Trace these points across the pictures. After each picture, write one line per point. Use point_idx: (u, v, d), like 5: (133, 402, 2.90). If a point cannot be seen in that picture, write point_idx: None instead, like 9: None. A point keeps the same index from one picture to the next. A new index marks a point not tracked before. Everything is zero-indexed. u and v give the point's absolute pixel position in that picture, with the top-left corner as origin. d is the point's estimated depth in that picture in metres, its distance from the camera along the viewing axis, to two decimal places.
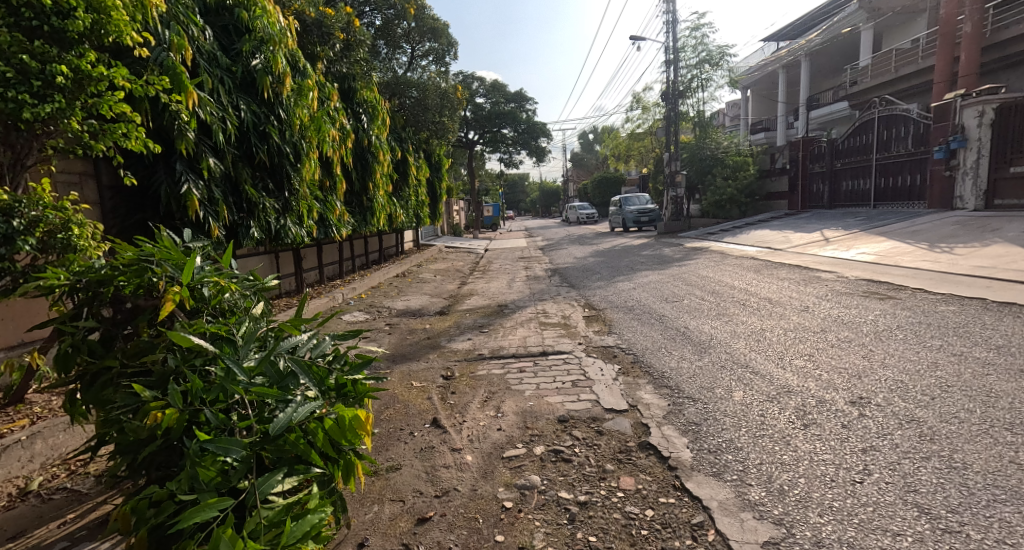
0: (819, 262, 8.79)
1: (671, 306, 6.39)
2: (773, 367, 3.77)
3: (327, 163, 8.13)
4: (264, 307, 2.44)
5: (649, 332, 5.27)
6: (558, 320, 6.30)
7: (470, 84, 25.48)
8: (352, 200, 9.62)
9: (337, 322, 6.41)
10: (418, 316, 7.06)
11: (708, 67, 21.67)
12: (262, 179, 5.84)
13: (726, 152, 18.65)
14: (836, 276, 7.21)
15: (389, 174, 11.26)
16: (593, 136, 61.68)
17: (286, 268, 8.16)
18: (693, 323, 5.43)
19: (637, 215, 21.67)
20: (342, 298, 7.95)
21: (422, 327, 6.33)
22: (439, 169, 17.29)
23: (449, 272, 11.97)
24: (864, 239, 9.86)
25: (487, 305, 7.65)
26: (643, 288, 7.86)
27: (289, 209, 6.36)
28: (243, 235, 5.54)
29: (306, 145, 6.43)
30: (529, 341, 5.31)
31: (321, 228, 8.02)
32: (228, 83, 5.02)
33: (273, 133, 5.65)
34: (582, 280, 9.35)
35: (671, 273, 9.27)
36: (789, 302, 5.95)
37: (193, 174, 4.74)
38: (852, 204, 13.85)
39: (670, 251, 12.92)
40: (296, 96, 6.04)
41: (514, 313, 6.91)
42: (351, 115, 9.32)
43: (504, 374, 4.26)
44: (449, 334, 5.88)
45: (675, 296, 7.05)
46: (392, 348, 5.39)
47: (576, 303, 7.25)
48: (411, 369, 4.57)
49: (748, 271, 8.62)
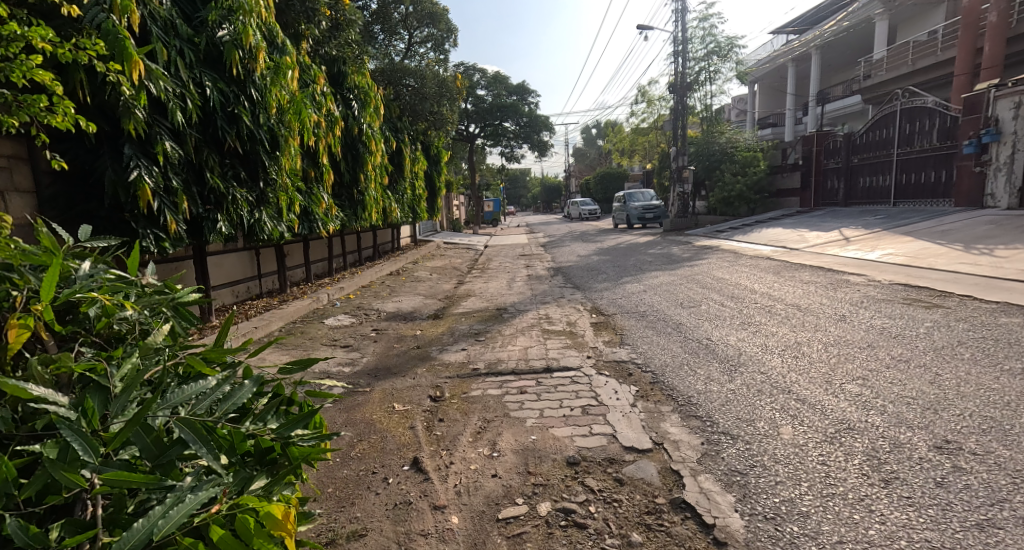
0: (843, 263, 8.17)
1: (688, 312, 5.78)
2: (822, 394, 3.16)
3: (313, 152, 7.52)
4: (176, 330, 1.89)
5: (667, 344, 4.67)
6: (563, 327, 5.69)
7: (471, 76, 24.85)
8: (342, 192, 9.00)
9: (319, 327, 5.83)
10: (409, 321, 6.44)
11: (716, 59, 21.00)
12: (233, 166, 5.24)
13: (735, 147, 18.02)
14: (867, 279, 6.59)
15: (383, 166, 10.63)
16: (597, 131, 61.04)
17: (268, 266, 7.65)
18: (716, 334, 4.82)
19: (641, 212, 21.06)
20: (329, 298, 7.38)
21: (413, 334, 5.72)
22: (438, 162, 16.70)
23: (447, 270, 11.38)
24: (888, 239, 9.26)
25: (485, 308, 7.03)
26: (654, 291, 7.26)
27: (265, 201, 5.75)
28: (211, 229, 4.93)
29: (284, 130, 5.83)
30: (531, 353, 4.70)
31: (306, 222, 7.40)
32: (190, 57, 4.42)
33: (244, 115, 5.05)
34: (587, 281, 8.73)
35: (682, 273, 8.66)
36: (821, 310, 5.34)
37: (146, 159, 4.13)
38: (870, 201, 13.22)
39: (678, 250, 12.30)
40: (272, 75, 5.44)
41: (515, 318, 6.30)
42: (340, 101, 8.71)
43: (500, 396, 3.65)
44: (442, 343, 5.27)
45: (691, 300, 6.44)
46: (376, 359, 4.79)
47: (582, 307, 6.64)
48: (394, 387, 3.97)
49: (766, 272, 8.00)
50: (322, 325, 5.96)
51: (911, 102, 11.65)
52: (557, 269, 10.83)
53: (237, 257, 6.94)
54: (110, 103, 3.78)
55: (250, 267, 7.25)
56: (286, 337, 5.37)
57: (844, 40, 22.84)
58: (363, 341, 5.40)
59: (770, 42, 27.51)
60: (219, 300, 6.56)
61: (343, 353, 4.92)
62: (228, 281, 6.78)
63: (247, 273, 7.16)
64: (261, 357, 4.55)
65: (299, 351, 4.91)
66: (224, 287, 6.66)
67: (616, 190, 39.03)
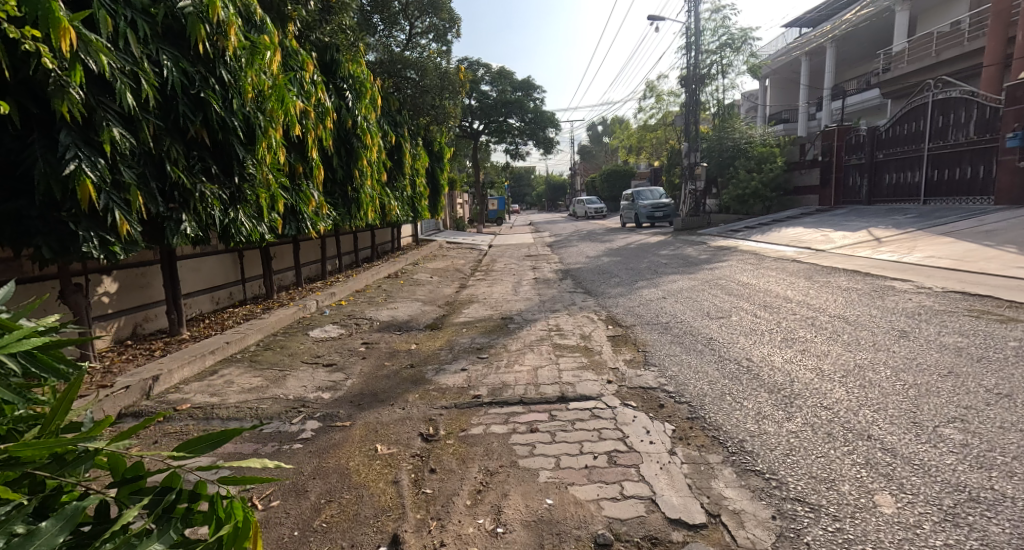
0: (880, 267, 7.49)
1: (718, 325, 5.12)
2: (916, 442, 2.50)
3: (301, 144, 6.88)
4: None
5: (700, 365, 4.01)
6: (576, 341, 5.03)
7: (475, 70, 24.15)
8: (335, 188, 8.34)
9: (303, 340, 5.19)
10: (404, 332, 5.80)
11: (729, 51, 20.28)
12: (201, 159, 4.57)
13: (749, 143, 17.31)
14: (915, 286, 5.89)
15: (381, 162, 9.99)
16: (603, 128, 60.29)
17: (252, 270, 7.07)
18: (756, 352, 4.16)
19: (651, 210, 20.31)
20: (318, 304, 6.76)
21: (407, 349, 5.07)
22: (441, 158, 16.02)
23: (448, 272, 10.72)
24: (925, 240, 8.54)
25: (488, 317, 6.37)
26: (675, 298, 6.58)
27: (241, 199, 5.06)
28: (174, 231, 4.26)
29: (264, 118, 5.17)
30: (542, 375, 4.05)
31: (293, 221, 6.74)
32: (145, 29, 3.78)
33: (213, 100, 4.39)
34: (599, 286, 8.08)
35: (702, 277, 7.97)
36: (873, 322, 4.68)
37: (90, 148, 3.49)
38: (896, 199, 12.52)
39: (694, 250, 11.62)
40: (247, 56, 4.79)
41: (521, 329, 5.63)
42: (332, 91, 8.07)
43: (506, 437, 3.01)
44: (439, 361, 4.61)
45: (718, 310, 5.76)
46: (363, 383, 4.14)
47: (597, 316, 5.99)
48: (380, 420, 3.33)
49: (797, 276, 7.33)
50: (307, 337, 5.34)
51: (944, 92, 10.95)
52: (565, 272, 10.15)
53: (217, 259, 6.38)
54: (38, 81, 3.14)
55: (233, 270, 6.70)
56: (264, 350, 4.76)
57: (861, 32, 22.02)
58: (351, 358, 4.77)
59: (783, 35, 26.67)
60: (197, 306, 5.99)
61: (326, 373, 4.29)
62: (207, 285, 6.20)
63: (229, 277, 6.60)
64: (230, 379, 3.93)
65: (277, 370, 4.29)
66: (203, 292, 6.10)
67: (623, 188, 38.24)
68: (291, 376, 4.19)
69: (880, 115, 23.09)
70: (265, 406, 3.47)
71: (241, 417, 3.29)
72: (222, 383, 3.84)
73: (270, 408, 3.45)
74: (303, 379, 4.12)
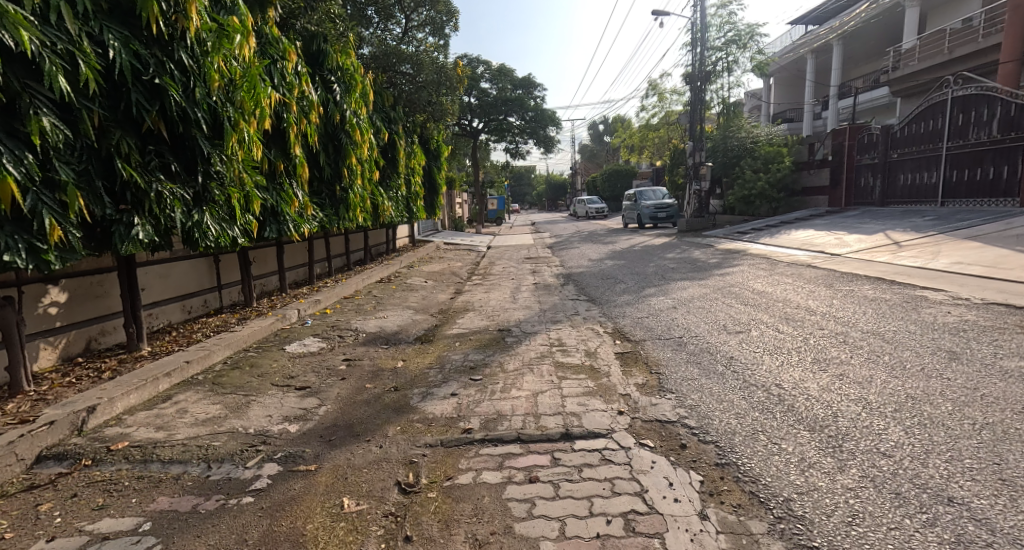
0: (904, 274, 7.01)
1: (739, 341, 4.61)
2: (1013, 512, 2.01)
3: (283, 138, 6.37)
4: None
5: (723, 391, 3.51)
6: (580, 360, 4.54)
7: (475, 67, 23.66)
8: (321, 187, 7.83)
9: (278, 357, 4.68)
10: (391, 347, 5.29)
11: (735, 48, 19.78)
12: (159, 154, 4.05)
13: (755, 142, 16.83)
14: (950, 297, 5.39)
15: (373, 160, 9.50)
16: (604, 128, 59.81)
17: (229, 276, 6.57)
18: (787, 375, 3.65)
19: (654, 210, 19.82)
20: (300, 313, 6.26)
21: (392, 367, 4.56)
22: (439, 157, 15.51)
23: (444, 276, 10.23)
24: (949, 245, 8.04)
25: (484, 328, 5.86)
26: (686, 309, 6.07)
27: (208, 200, 4.55)
28: (124, 237, 3.73)
29: (235, 109, 4.67)
30: (542, 404, 3.55)
31: (273, 222, 6.23)
32: (84, 4, 3.28)
33: (173, 88, 3.87)
34: (604, 293, 7.59)
35: (713, 284, 7.48)
36: (913, 339, 4.19)
37: (15, 140, 2.99)
38: (912, 200, 12.02)
39: (701, 254, 11.13)
40: (213, 39, 4.29)
41: (519, 344, 5.13)
42: (318, 83, 7.57)
43: (499, 489, 2.50)
44: (427, 383, 4.10)
45: (736, 323, 5.26)
46: (338, 411, 3.63)
47: (602, 330, 5.50)
48: (352, 463, 2.83)
49: (816, 284, 6.85)
50: (283, 353, 4.82)
51: (965, 89, 10.43)
52: (567, 276, 9.66)
53: (187, 266, 5.88)
54: None
55: (207, 276, 6.21)
56: (231, 369, 4.24)
57: (870, 28, 21.47)
58: (329, 379, 4.26)
59: (789, 32, 26.12)
60: (165, 316, 5.51)
61: (297, 398, 3.77)
62: (177, 293, 5.71)
63: (201, 284, 6.11)
64: (183, 408, 3.41)
65: (242, 394, 3.77)
66: (171, 301, 5.62)
67: (625, 188, 37.79)
68: (257, 401, 3.67)
69: (888, 114, 22.61)
70: (218, 444, 2.95)
71: (185, 458, 2.77)
72: (173, 414, 3.33)
73: (223, 446, 2.93)
74: (269, 407, 3.60)
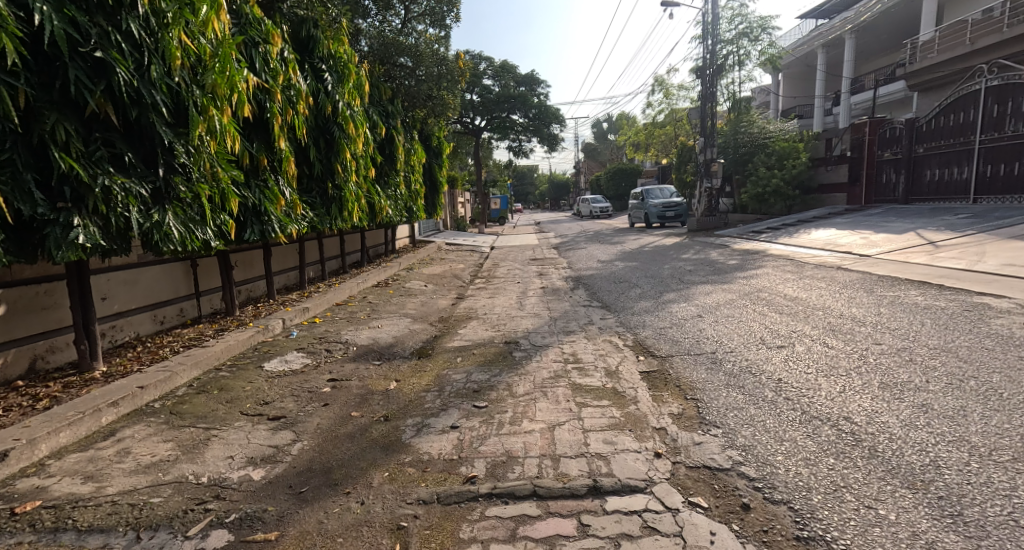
0: (949, 276, 6.40)
1: (783, 359, 4.00)
2: None
3: (265, 129, 5.78)
4: None
5: (779, 426, 2.90)
6: (601, 381, 3.94)
7: (477, 64, 23.10)
8: (312, 185, 7.24)
9: (253, 377, 4.07)
10: (384, 364, 4.71)
11: (746, 41, 19.17)
12: (108, 143, 3.46)
13: (769, 138, 16.20)
14: (1017, 304, 4.77)
15: (369, 156, 8.89)
16: (608, 126, 59.13)
17: (207, 282, 5.96)
18: (855, 404, 3.04)
19: (662, 210, 19.20)
20: (286, 323, 5.66)
21: (384, 390, 3.97)
22: (440, 154, 14.91)
23: (446, 279, 9.62)
24: (992, 245, 7.41)
25: (488, 340, 5.26)
26: (714, 319, 5.47)
27: (172, 198, 3.95)
28: (61, 241, 3.15)
29: (204, 93, 4.09)
30: (561, 442, 2.94)
31: (254, 223, 5.63)
32: None
33: (120, 64, 3.28)
34: (619, 299, 6.98)
35: (739, 289, 6.87)
36: (993, 356, 3.58)
37: None
38: (940, 197, 11.41)
39: (718, 255, 10.51)
40: (173, 9, 3.69)
41: (529, 361, 4.52)
42: (307, 71, 6.97)
43: None
44: (424, 411, 3.50)
45: (775, 335, 4.66)
46: (316, 448, 3.02)
47: (622, 343, 4.90)
48: (325, 529, 2.25)
49: (854, 288, 6.24)
50: (260, 372, 4.22)
51: (1001, 78, 9.87)
52: (577, 279, 9.06)
53: (157, 271, 5.27)
54: None
55: (182, 282, 5.60)
56: (195, 394, 3.63)
57: (885, 20, 20.76)
58: (309, 405, 3.66)
59: (799, 26, 25.42)
60: (132, 328, 4.93)
61: (268, 430, 3.16)
62: (146, 302, 5.13)
63: (175, 291, 5.50)
64: (124, 448, 2.80)
65: (201, 426, 3.15)
66: (138, 311, 5.01)
67: (630, 187, 37.17)
68: (218, 436, 3.05)
69: (904, 109, 21.93)
70: (157, 503, 2.36)
71: (109, 526, 2.21)
72: (110, 457, 2.72)
73: (162, 505, 2.35)
74: (233, 443, 2.98)
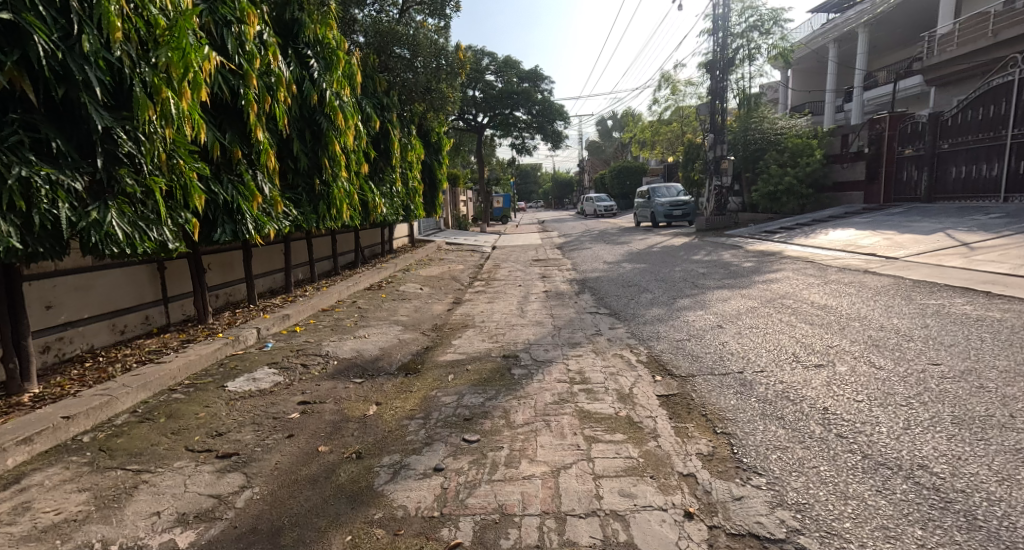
0: (993, 282, 5.84)
1: (825, 382, 3.43)
2: None
3: (239, 118, 5.24)
4: None
5: (838, 476, 2.34)
6: (614, 408, 3.38)
7: (479, 59, 22.58)
8: (296, 181, 6.69)
9: (210, 401, 3.52)
10: (365, 382, 4.16)
11: (756, 35, 18.57)
12: (28, 127, 2.95)
13: (781, 134, 15.58)
14: None
15: (361, 150, 8.34)
16: (614, 124, 58.50)
17: (178, 286, 5.43)
18: (929, 447, 2.48)
19: (669, 209, 18.61)
20: (261, 332, 5.11)
21: (361, 417, 3.43)
22: (440, 151, 14.33)
23: (443, 282, 9.06)
24: None
25: (485, 354, 4.70)
26: (737, 330, 4.89)
27: (115, 193, 3.41)
28: None
29: (155, 72, 3.55)
30: (567, 495, 2.40)
31: (227, 222, 5.08)
32: None
33: (38, 31, 2.79)
34: (629, 305, 6.43)
35: (760, 295, 6.30)
36: None
37: None
38: (968, 195, 11.09)
39: (731, 256, 9.94)
40: None
41: (530, 380, 3.95)
42: (290, 57, 6.44)
43: None
44: (403, 447, 2.96)
45: (810, 351, 4.09)
46: (267, 498, 2.47)
47: (635, 358, 4.35)
48: None
49: (889, 295, 5.66)
50: (221, 394, 3.67)
51: None
52: (582, 282, 8.50)
53: (116, 274, 4.73)
54: None
55: (146, 286, 5.06)
56: (136, 424, 3.08)
57: (901, 13, 20.09)
58: (270, 436, 3.10)
59: (811, 20, 24.75)
60: (84, 340, 4.39)
61: (213, 472, 2.60)
62: (102, 310, 4.59)
63: (138, 297, 4.96)
64: (22, 503, 2.31)
65: (132, 466, 2.61)
66: (91, 320, 4.47)
67: (635, 185, 36.57)
68: (149, 482, 2.51)
69: (920, 104, 21.25)
70: None
71: None
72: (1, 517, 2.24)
73: None
74: (165, 493, 2.44)
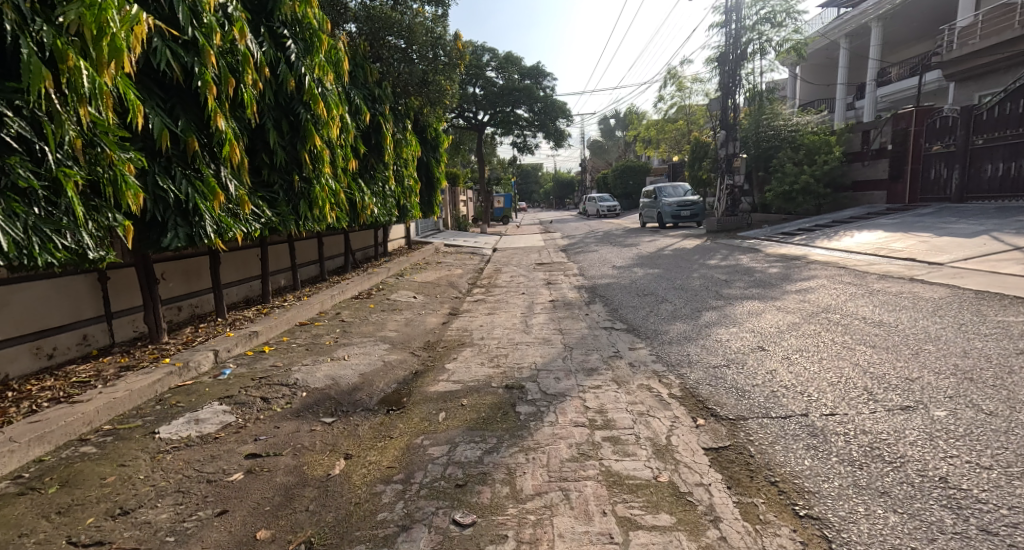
0: None
1: (925, 434, 2.62)
2: None
3: (194, 101, 4.46)
4: None
5: None
6: (653, 468, 2.58)
7: (480, 55, 21.80)
8: (271, 177, 5.88)
9: (131, 456, 2.74)
10: (336, 423, 3.36)
11: (769, 27, 17.75)
12: None
13: (797, 130, 14.76)
14: None
15: (349, 144, 7.55)
16: (615, 123, 57.66)
17: (127, 299, 4.65)
18: None
19: (676, 209, 17.84)
20: (220, 355, 4.32)
21: (323, 479, 2.64)
22: (438, 148, 13.54)
23: (439, 289, 8.25)
24: None
25: (484, 383, 3.90)
26: (784, 354, 4.08)
27: (3, 188, 2.67)
28: None
29: (58, 33, 2.78)
30: None
31: (181, 224, 4.29)
32: None
33: None
34: (647, 319, 5.64)
35: (799, 308, 5.51)
36: None
37: None
38: (1006, 193, 10.44)
39: (752, 260, 9.14)
40: None
41: (540, 423, 3.14)
42: (264, 36, 5.65)
43: None
44: (372, 536, 2.19)
45: (886, 385, 3.30)
46: None
47: (666, 392, 3.54)
48: None
49: (953, 309, 4.88)
50: (147, 444, 2.88)
51: None
52: (591, 289, 7.70)
53: (42, 286, 3.96)
54: None
55: (85, 301, 4.28)
56: (11, 499, 2.38)
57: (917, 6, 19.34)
58: (193, 516, 2.32)
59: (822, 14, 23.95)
60: None
61: None
62: (23, 330, 3.83)
63: (74, 313, 4.18)
64: None
65: None
66: (6, 344, 3.71)
67: (638, 185, 35.76)
68: None
69: (937, 98, 20.46)
70: None
71: None
72: None
73: None
74: None
